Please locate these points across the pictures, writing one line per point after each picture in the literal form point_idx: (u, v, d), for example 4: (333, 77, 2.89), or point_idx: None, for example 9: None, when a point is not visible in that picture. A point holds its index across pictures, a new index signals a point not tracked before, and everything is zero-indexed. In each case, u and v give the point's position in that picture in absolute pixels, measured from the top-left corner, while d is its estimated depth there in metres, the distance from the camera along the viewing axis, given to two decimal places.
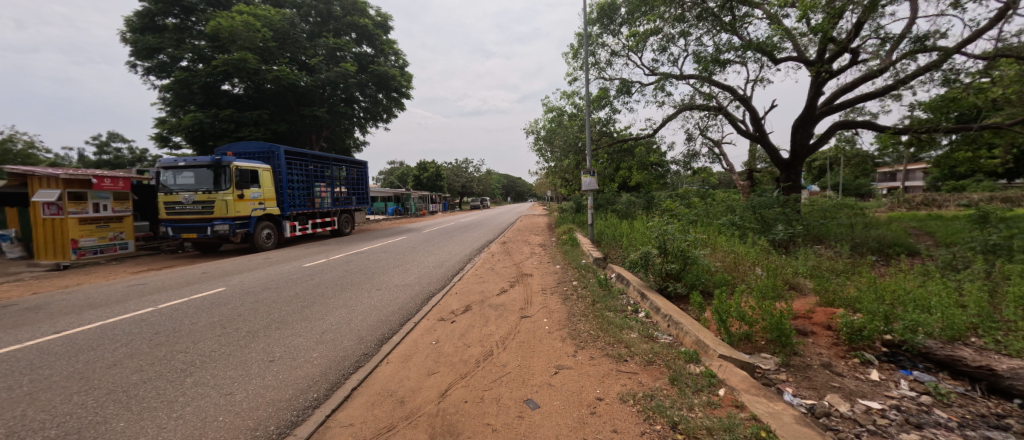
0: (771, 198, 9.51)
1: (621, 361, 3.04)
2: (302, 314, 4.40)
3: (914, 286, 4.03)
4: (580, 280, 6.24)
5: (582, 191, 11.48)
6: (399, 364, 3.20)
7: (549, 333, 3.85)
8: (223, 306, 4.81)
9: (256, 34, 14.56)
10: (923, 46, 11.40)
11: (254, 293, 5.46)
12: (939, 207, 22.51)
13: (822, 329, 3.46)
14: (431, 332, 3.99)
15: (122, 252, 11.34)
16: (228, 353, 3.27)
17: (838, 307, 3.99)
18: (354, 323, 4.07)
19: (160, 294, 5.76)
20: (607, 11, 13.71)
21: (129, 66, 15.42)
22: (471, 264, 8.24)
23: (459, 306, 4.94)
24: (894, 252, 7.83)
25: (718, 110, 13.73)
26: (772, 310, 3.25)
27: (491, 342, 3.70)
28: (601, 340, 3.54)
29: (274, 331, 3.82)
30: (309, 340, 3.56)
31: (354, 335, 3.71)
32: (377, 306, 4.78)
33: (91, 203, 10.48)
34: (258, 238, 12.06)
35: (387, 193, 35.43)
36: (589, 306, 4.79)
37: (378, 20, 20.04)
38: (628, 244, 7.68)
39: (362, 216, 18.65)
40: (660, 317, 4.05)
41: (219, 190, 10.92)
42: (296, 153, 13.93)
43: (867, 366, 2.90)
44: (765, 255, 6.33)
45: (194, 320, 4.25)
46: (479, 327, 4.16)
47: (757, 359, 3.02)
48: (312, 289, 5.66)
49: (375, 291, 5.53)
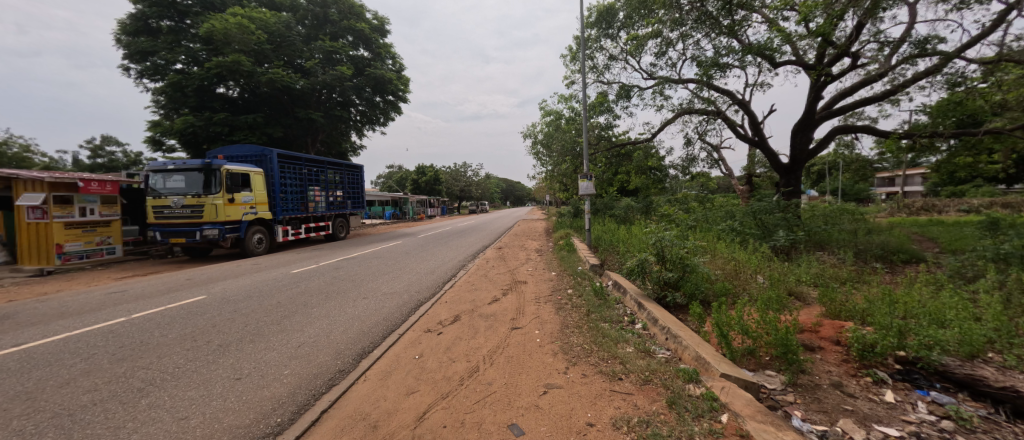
0: (771, 203, 9.35)
1: (616, 379, 2.82)
2: (281, 325, 4.18)
3: (927, 297, 3.80)
4: (575, 288, 6.02)
5: (580, 195, 11.30)
6: (377, 381, 2.97)
7: (540, 347, 3.63)
8: (199, 316, 4.57)
9: (250, 36, 14.43)
10: (923, 50, 11.33)
11: (234, 302, 5.22)
12: (939, 212, 22.41)
13: (830, 344, 3.25)
14: (416, 345, 3.76)
15: (109, 257, 11.09)
16: (193, 370, 3.03)
17: (847, 320, 3.76)
18: (333, 336, 3.83)
19: (138, 302, 5.52)
20: (605, 15, 13.64)
21: (121, 69, 15.23)
22: (464, 271, 8.01)
23: (448, 317, 4.71)
24: (899, 258, 7.66)
25: (717, 114, 13.61)
26: (776, 324, 3.04)
27: (478, 357, 3.47)
28: (595, 355, 3.31)
29: (248, 344, 3.59)
30: (282, 355, 3.33)
31: (331, 350, 3.48)
32: (361, 316, 4.55)
33: (78, 207, 10.23)
34: (248, 243, 11.83)
35: (386, 197, 35.27)
36: (583, 316, 4.56)
37: (375, 24, 19.98)
38: (625, 250, 7.49)
39: (357, 220, 18.42)
40: (658, 330, 3.83)
41: (209, 194, 10.70)
42: (289, 156, 13.73)
43: (881, 386, 2.68)
44: (767, 262, 6.13)
45: (164, 332, 4.01)
46: (467, 339, 3.93)
47: (761, 378, 2.80)
48: (296, 297, 5.42)
49: (360, 300, 5.30)
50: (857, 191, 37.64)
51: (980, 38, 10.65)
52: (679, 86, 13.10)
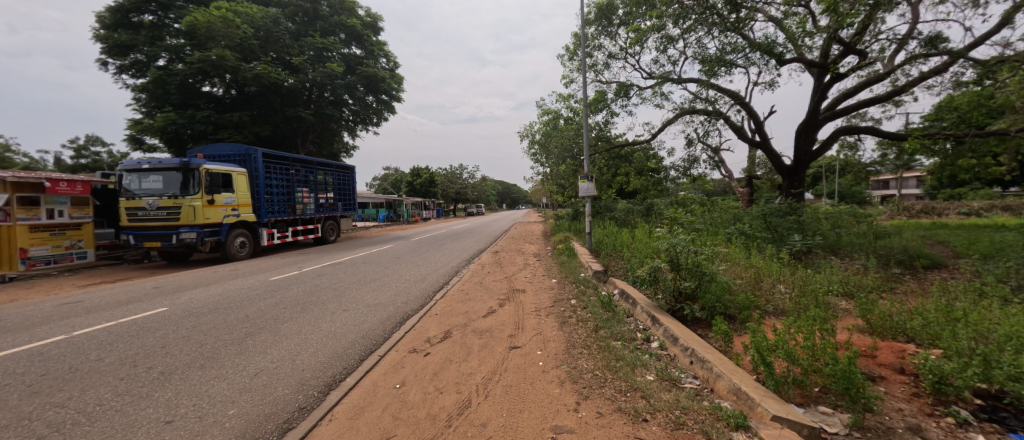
0: (781, 206, 8.93)
1: (639, 421, 2.29)
2: (243, 345, 3.60)
3: (996, 315, 3.22)
4: (579, 299, 5.46)
5: (580, 197, 10.77)
6: (345, 423, 2.40)
7: (543, 373, 3.08)
8: (150, 334, 3.97)
9: (236, 31, 13.84)
10: (930, 49, 11.00)
11: (195, 316, 4.62)
12: (940, 215, 22.11)
13: (892, 373, 2.70)
14: (398, 370, 3.21)
15: (79, 263, 10.40)
16: (115, 411, 2.44)
17: (908, 344, 3.17)
18: (299, 361, 3.24)
19: (89, 315, 4.91)
20: (605, 11, 13.18)
21: (100, 64, 14.53)
22: (457, 278, 7.43)
23: (437, 333, 4.15)
24: (922, 264, 7.11)
25: (719, 115, 13.21)
26: (834, 351, 2.49)
27: (470, 387, 2.90)
28: (610, 386, 2.76)
29: (197, 371, 3.02)
30: (232, 387, 2.74)
31: (292, 380, 2.88)
32: (337, 333, 3.98)
33: (45, 209, 9.57)
34: (230, 248, 11.18)
35: (379, 199, 34.70)
36: (590, 332, 4.03)
37: (368, 20, 19.42)
38: (630, 256, 7.05)
39: (349, 223, 17.81)
40: (680, 350, 3.31)
41: (187, 195, 10.06)
42: (275, 156, 13.09)
43: (968, 429, 2.12)
44: (787, 268, 5.67)
45: (102, 355, 3.40)
46: (457, 362, 3.37)
47: (817, 418, 2.27)
48: (268, 310, 4.81)
49: (340, 313, 4.72)
50: (856, 193, 37.27)
51: (990, 36, 10.31)
52: (680, 85, 12.72)
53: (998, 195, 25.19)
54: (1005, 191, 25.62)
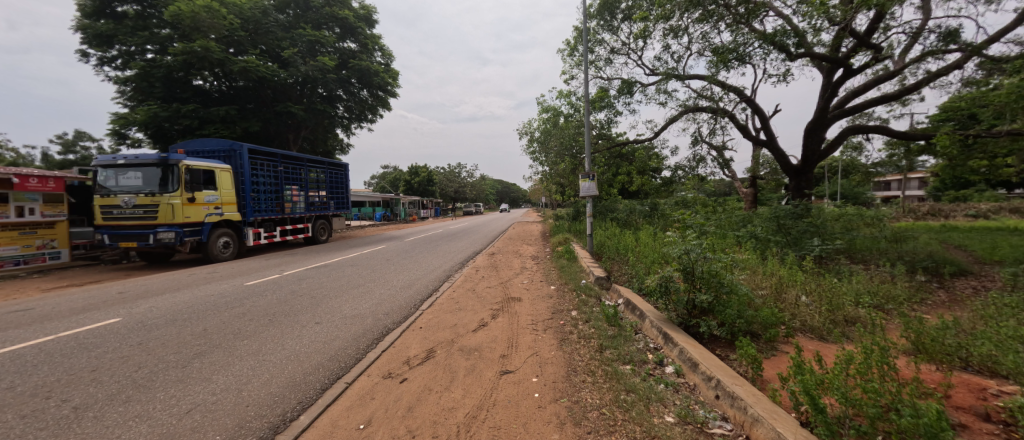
0: (795, 207, 8.39)
1: None
2: (187, 370, 3.06)
3: None
4: (580, 310, 4.92)
5: (580, 197, 10.23)
6: None
7: (539, 409, 2.56)
8: (85, 353, 3.43)
9: (222, 21, 13.21)
10: (947, 45, 10.44)
11: (147, 329, 4.08)
12: (948, 217, 21.70)
13: (977, 421, 2.14)
14: (365, 405, 2.65)
15: (52, 263, 9.84)
16: None
17: (986, 381, 2.59)
18: (246, 393, 2.71)
19: (29, 326, 4.36)
20: (608, 4, 12.58)
21: (80, 55, 13.90)
22: (448, 284, 6.88)
23: (419, 352, 3.62)
24: (948, 271, 6.62)
25: (724, 113, 12.67)
26: (920, 404, 1.91)
27: (449, 429, 2.36)
28: (621, 433, 2.23)
29: (115, 408, 2.47)
30: (152, 432, 2.20)
31: (231, 421, 2.36)
32: (301, 354, 3.43)
33: (14, 206, 9.02)
34: (212, 248, 10.62)
35: (376, 197, 34.22)
36: (593, 353, 3.51)
37: (361, 13, 18.71)
38: (636, 261, 6.58)
39: (342, 222, 17.27)
40: (701, 381, 2.80)
41: (165, 193, 9.52)
42: (262, 151, 12.54)
43: None
44: (809, 276, 5.16)
45: (14, 382, 2.85)
46: (438, 392, 2.84)
47: None
48: (231, 323, 4.28)
49: (311, 327, 4.19)
50: (857, 196, 36.96)
51: (1008, 32, 9.80)
52: (683, 80, 12.16)
53: (1003, 196, 24.79)
54: (1012, 193, 25.18)
